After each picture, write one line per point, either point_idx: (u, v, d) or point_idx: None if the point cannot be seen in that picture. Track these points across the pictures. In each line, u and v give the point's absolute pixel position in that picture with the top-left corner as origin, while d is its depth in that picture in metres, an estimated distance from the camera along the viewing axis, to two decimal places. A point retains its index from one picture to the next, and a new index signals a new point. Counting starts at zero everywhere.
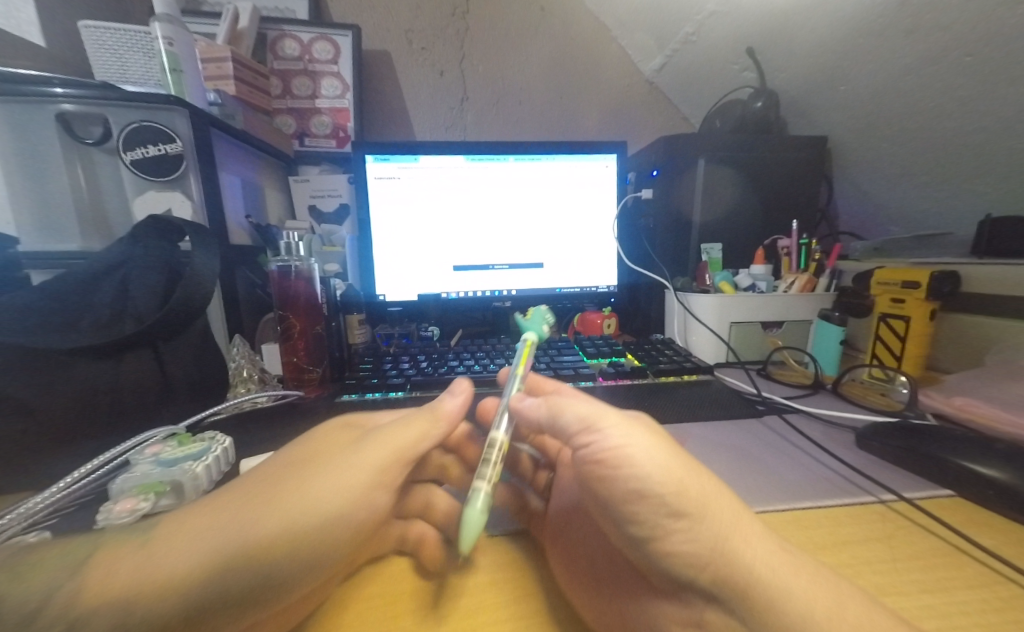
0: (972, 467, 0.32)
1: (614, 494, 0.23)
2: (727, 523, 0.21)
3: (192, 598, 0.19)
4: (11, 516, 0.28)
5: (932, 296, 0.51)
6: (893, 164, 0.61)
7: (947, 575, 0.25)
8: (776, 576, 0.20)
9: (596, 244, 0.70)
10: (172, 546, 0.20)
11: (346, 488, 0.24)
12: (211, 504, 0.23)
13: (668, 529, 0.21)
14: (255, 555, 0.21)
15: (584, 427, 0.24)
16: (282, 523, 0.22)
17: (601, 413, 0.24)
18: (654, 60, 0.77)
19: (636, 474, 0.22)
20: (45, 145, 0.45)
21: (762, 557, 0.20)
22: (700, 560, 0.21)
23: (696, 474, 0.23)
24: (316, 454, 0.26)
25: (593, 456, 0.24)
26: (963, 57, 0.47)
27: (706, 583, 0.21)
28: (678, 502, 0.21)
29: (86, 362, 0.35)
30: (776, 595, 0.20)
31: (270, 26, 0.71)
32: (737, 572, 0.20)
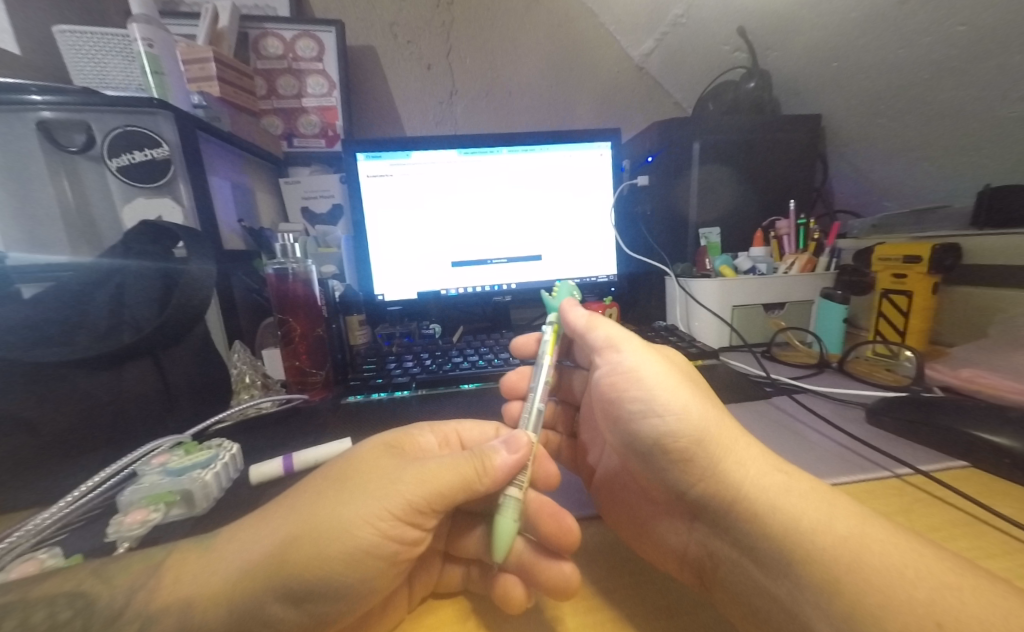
0: (985, 436, 0.32)
1: (624, 409, 0.29)
2: (722, 445, 0.25)
3: (236, 608, 0.22)
4: (19, 533, 0.27)
5: (934, 270, 0.51)
6: (889, 139, 0.61)
7: (968, 544, 0.25)
8: (764, 492, 0.23)
9: (594, 233, 0.70)
10: (228, 551, 0.24)
11: (373, 518, 0.24)
12: (257, 519, 0.25)
13: (666, 447, 0.26)
14: (288, 572, 0.23)
15: (608, 347, 0.31)
16: (308, 550, 0.23)
17: (622, 338, 0.31)
18: (644, 45, 0.77)
19: (641, 392, 0.28)
20: (26, 155, 0.43)
21: (751, 474, 0.24)
22: (695, 475, 0.25)
23: (694, 398, 0.27)
24: (352, 474, 0.26)
25: (612, 371, 0.30)
26: (956, 26, 0.46)
27: (699, 495, 0.25)
28: (677, 424, 0.26)
29: (85, 375, 0.34)
30: (762, 506, 0.23)
31: (250, 25, 0.69)
32: (724, 485, 0.24)
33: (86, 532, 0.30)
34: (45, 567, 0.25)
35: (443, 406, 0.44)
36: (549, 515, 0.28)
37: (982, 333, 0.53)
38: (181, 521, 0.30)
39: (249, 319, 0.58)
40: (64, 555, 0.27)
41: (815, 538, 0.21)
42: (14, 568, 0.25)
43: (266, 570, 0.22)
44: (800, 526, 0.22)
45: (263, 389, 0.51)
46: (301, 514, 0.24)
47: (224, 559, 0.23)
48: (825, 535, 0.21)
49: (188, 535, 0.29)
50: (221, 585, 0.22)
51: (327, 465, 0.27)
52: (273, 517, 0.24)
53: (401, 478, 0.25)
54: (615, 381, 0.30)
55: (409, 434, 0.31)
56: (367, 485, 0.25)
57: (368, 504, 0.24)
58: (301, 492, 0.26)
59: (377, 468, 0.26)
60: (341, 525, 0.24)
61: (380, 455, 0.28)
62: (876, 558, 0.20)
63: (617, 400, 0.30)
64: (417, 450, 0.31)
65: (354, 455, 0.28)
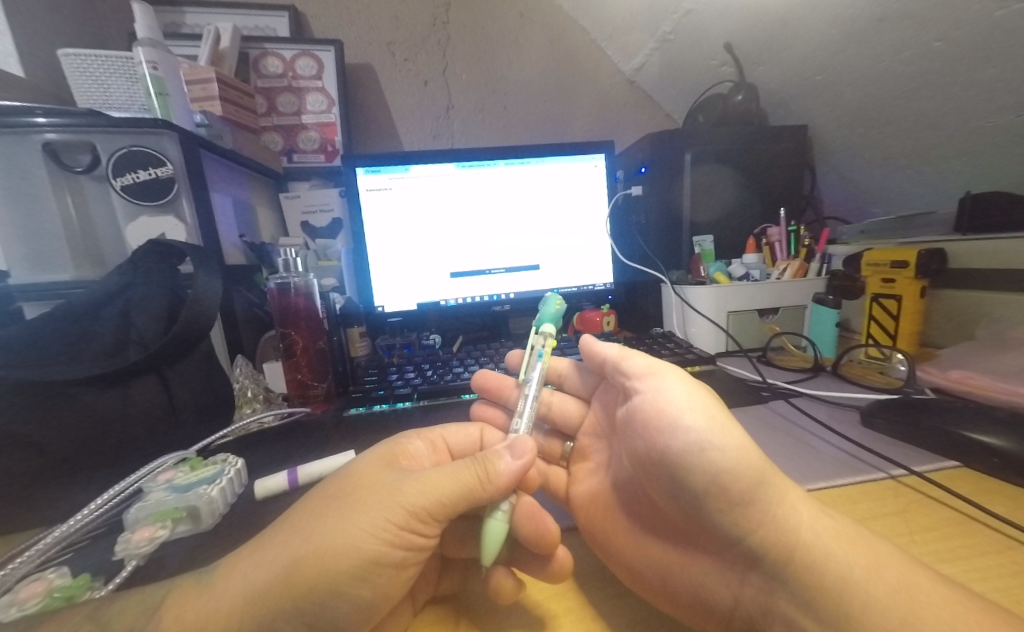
0: (975, 436, 0.33)
1: (663, 442, 0.26)
2: (776, 491, 0.23)
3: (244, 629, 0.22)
4: (26, 553, 0.27)
5: (921, 274, 0.52)
6: (875, 148, 0.63)
7: (963, 544, 0.26)
8: (821, 541, 0.22)
9: (590, 243, 0.71)
10: (230, 582, 0.23)
11: (375, 528, 0.25)
12: (262, 540, 0.24)
13: (724, 489, 0.23)
14: (289, 591, 0.23)
15: (647, 378, 0.30)
16: (321, 566, 0.23)
17: (664, 370, 0.29)
18: (634, 60, 0.79)
19: (691, 427, 0.25)
20: (32, 177, 0.44)
21: (811, 526, 0.23)
22: (755, 522, 0.23)
23: (752, 440, 0.25)
24: (350, 491, 0.26)
25: (654, 402, 0.28)
26: (932, 41, 0.48)
27: (760, 542, 0.22)
28: (738, 462, 0.23)
29: (92, 392, 0.34)
30: (819, 558, 0.22)
31: (251, 45, 0.71)
32: (786, 534, 0.22)
33: (91, 552, 0.30)
34: (53, 587, 0.26)
35: (446, 417, 0.44)
36: (529, 516, 0.29)
37: (972, 335, 0.54)
38: (186, 537, 0.30)
39: (250, 333, 0.58)
40: (72, 574, 0.27)
41: (869, 589, 0.21)
42: (22, 588, 0.25)
43: (262, 593, 0.22)
44: (853, 577, 0.21)
45: (265, 403, 0.51)
46: (311, 528, 0.24)
47: (232, 584, 0.23)
48: (875, 584, 0.21)
49: (193, 554, 0.29)
50: (236, 607, 0.22)
51: (320, 484, 0.27)
52: (277, 536, 0.24)
53: (396, 493, 0.26)
54: (652, 414, 0.27)
55: (398, 441, 0.31)
56: (366, 499, 0.25)
57: (374, 516, 0.25)
58: (301, 509, 0.26)
59: (376, 481, 0.27)
60: (349, 537, 0.24)
61: (374, 468, 0.28)
62: (926, 609, 0.20)
63: (662, 436, 0.26)
64: (410, 460, 0.31)
65: (349, 471, 0.28)
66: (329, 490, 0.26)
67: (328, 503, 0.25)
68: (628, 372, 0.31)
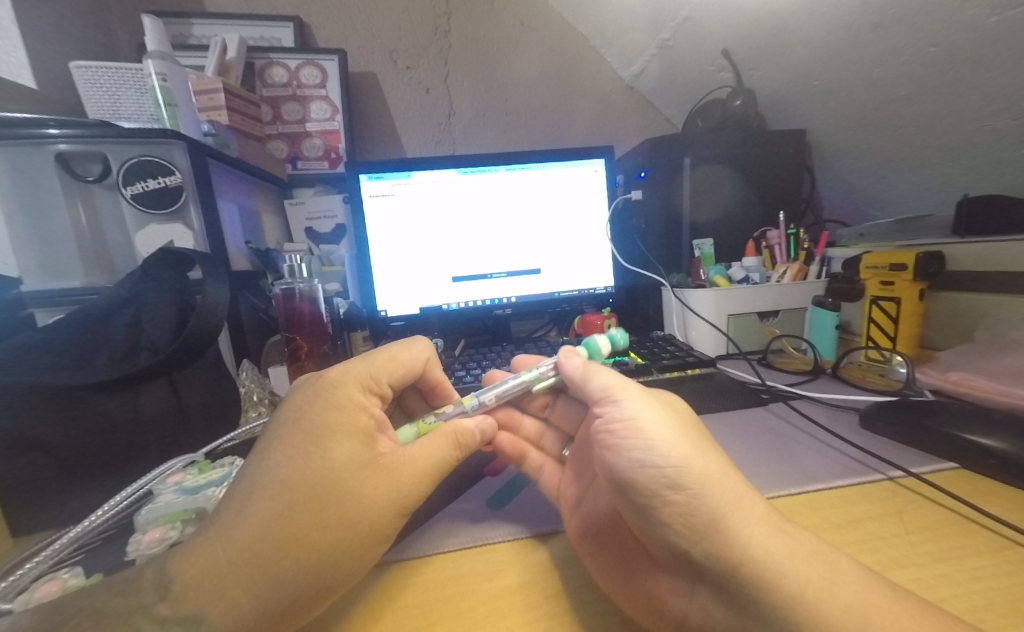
0: (973, 438, 0.33)
1: (615, 459, 0.26)
2: (724, 502, 0.23)
3: (264, 604, 0.23)
4: (42, 553, 0.28)
5: (920, 277, 0.52)
6: (873, 151, 0.64)
7: (959, 544, 0.26)
8: (771, 556, 0.21)
9: (591, 248, 0.72)
10: (239, 569, 0.24)
11: (385, 502, 0.28)
12: (247, 533, 0.25)
13: (666, 501, 0.23)
14: (313, 568, 0.25)
15: (604, 397, 0.29)
16: (343, 538, 0.26)
17: (622, 387, 0.29)
18: (633, 66, 0.80)
19: (634, 445, 0.25)
20: (45, 187, 0.45)
21: (759, 539, 0.21)
22: (697, 533, 0.22)
23: (699, 452, 0.24)
24: (345, 478, 0.27)
25: (608, 420, 0.28)
26: (927, 47, 0.49)
27: (702, 555, 0.22)
28: (676, 474, 0.23)
29: (103, 398, 0.35)
30: (770, 575, 0.21)
31: (257, 55, 0.72)
32: (727, 547, 0.22)
33: (103, 553, 0.30)
34: (68, 586, 0.26)
35: None
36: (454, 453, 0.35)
37: (971, 337, 0.54)
38: None
39: (256, 337, 0.59)
40: (86, 574, 0.27)
41: (824, 608, 0.20)
42: (37, 588, 0.26)
43: (284, 573, 0.24)
44: (808, 595, 0.20)
45: (270, 406, 0.52)
46: (315, 520, 0.26)
47: (241, 573, 0.24)
48: (830, 604, 0.20)
49: None
50: (252, 591, 0.23)
51: (289, 467, 0.27)
52: (276, 524, 0.25)
53: (399, 474, 0.29)
54: (605, 431, 0.28)
55: (352, 411, 0.31)
56: (370, 479, 0.28)
57: (378, 503, 0.27)
58: (287, 499, 0.26)
59: (362, 470, 0.28)
60: (361, 524, 0.26)
61: (353, 451, 0.29)
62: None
63: (612, 452, 0.27)
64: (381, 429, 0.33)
65: (321, 454, 0.28)
66: (325, 477, 0.27)
67: (333, 489, 0.27)
68: (589, 392, 0.31)
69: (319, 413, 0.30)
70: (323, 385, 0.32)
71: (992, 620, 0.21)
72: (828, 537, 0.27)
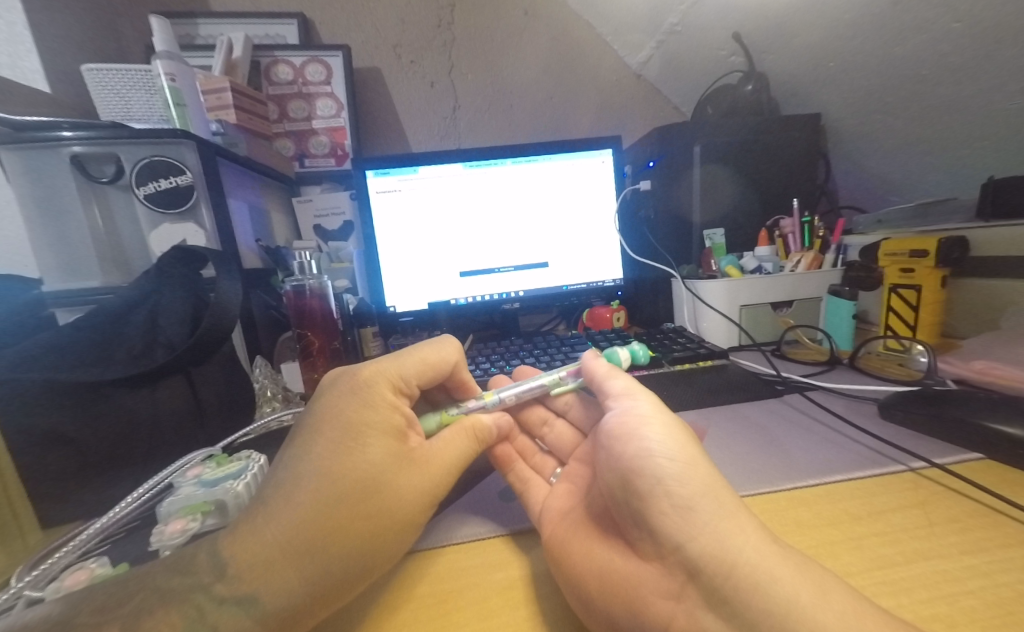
0: (999, 428, 0.32)
1: (621, 450, 0.26)
2: (723, 507, 0.22)
3: (312, 592, 0.23)
4: (69, 544, 0.29)
5: (942, 263, 0.51)
6: (891, 135, 0.62)
7: (985, 535, 0.25)
8: (765, 561, 0.20)
9: (601, 240, 0.71)
10: (285, 557, 0.24)
11: (421, 493, 0.28)
12: (293, 522, 0.25)
13: (667, 492, 0.23)
14: (357, 555, 0.25)
15: (625, 394, 0.31)
16: (383, 528, 0.26)
17: (645, 390, 0.30)
18: (640, 53, 0.78)
19: (647, 437, 0.25)
20: (61, 189, 0.46)
21: (755, 545, 0.21)
22: (695, 529, 0.22)
23: (706, 460, 0.25)
24: (383, 470, 0.28)
25: (623, 414, 0.28)
26: (951, 23, 0.47)
27: (698, 553, 0.21)
28: (680, 470, 0.24)
29: (124, 392, 0.35)
30: (762, 579, 0.20)
31: (262, 53, 0.72)
32: (722, 547, 0.21)
33: (127, 544, 0.31)
34: (96, 575, 0.27)
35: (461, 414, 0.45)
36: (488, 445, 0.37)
37: (996, 324, 0.53)
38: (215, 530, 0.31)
39: (268, 334, 0.60)
40: (111, 564, 0.28)
41: (818, 614, 0.18)
42: (66, 577, 0.27)
43: (332, 560, 0.24)
44: (801, 601, 0.19)
45: (284, 402, 0.52)
46: (358, 509, 0.26)
47: (289, 560, 0.24)
48: (825, 613, 0.18)
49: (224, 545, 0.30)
50: (301, 578, 0.23)
51: (331, 459, 0.27)
52: (320, 514, 0.25)
53: (432, 468, 0.30)
54: (617, 425, 0.27)
55: (385, 409, 0.31)
56: (406, 471, 0.29)
57: (413, 496, 0.28)
58: (333, 489, 0.26)
59: (399, 464, 0.29)
60: (399, 515, 0.27)
61: (388, 446, 0.29)
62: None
63: (621, 443, 0.26)
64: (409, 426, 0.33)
65: (358, 447, 0.28)
66: (366, 469, 0.28)
67: (373, 481, 0.27)
68: (608, 390, 0.32)
69: (356, 409, 0.30)
70: (355, 384, 0.32)
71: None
72: (848, 529, 0.26)
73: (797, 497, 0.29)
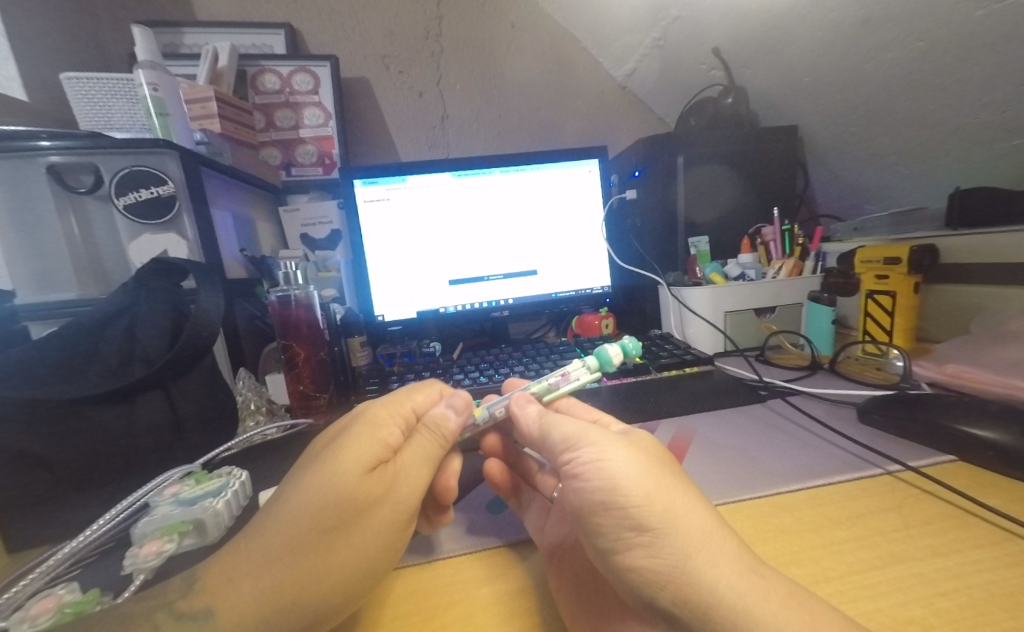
0: (971, 430, 0.33)
1: (580, 504, 0.25)
2: (692, 542, 0.21)
3: (274, 613, 0.23)
4: (36, 570, 0.28)
5: (914, 270, 0.53)
6: (865, 147, 0.64)
7: (958, 537, 0.26)
8: (741, 602, 0.20)
9: (588, 248, 0.72)
10: (251, 577, 0.24)
11: (397, 513, 0.28)
12: (263, 540, 0.25)
13: (631, 543, 0.23)
14: (325, 577, 0.24)
15: (566, 446, 0.27)
16: (353, 551, 0.25)
17: (585, 432, 0.27)
18: (625, 66, 0.80)
19: (598, 489, 0.24)
20: (37, 199, 0.45)
21: (727, 581, 0.20)
22: (660, 578, 0.21)
23: (665, 489, 0.23)
24: (359, 491, 0.27)
25: (574, 466, 0.26)
26: (916, 42, 0.49)
27: (671, 603, 0.21)
28: (640, 516, 0.22)
29: (98, 409, 0.35)
30: (738, 619, 0.19)
31: (248, 63, 0.72)
32: (696, 594, 0.20)
33: (100, 568, 0.30)
34: (64, 602, 0.26)
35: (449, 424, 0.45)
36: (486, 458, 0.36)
37: (967, 328, 0.54)
38: (194, 551, 0.31)
39: (252, 344, 0.59)
40: (83, 589, 0.27)
41: None
42: (33, 605, 0.26)
43: (297, 583, 0.24)
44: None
45: (268, 414, 0.51)
46: (329, 530, 0.25)
47: (254, 581, 0.24)
48: None
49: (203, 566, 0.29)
50: (263, 600, 0.23)
51: (308, 476, 0.27)
52: (289, 534, 0.25)
53: (412, 486, 0.29)
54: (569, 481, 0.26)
55: (370, 423, 0.31)
56: (384, 490, 0.27)
57: (389, 514, 0.27)
58: (305, 508, 0.25)
59: (377, 481, 0.28)
60: (371, 537, 0.26)
61: (367, 461, 0.28)
62: None
63: (574, 496, 0.26)
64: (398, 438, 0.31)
65: (335, 462, 0.28)
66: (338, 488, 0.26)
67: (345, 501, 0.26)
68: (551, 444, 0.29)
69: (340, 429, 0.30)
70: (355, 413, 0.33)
71: (994, 613, 0.21)
72: (828, 533, 0.27)
73: (780, 502, 0.30)
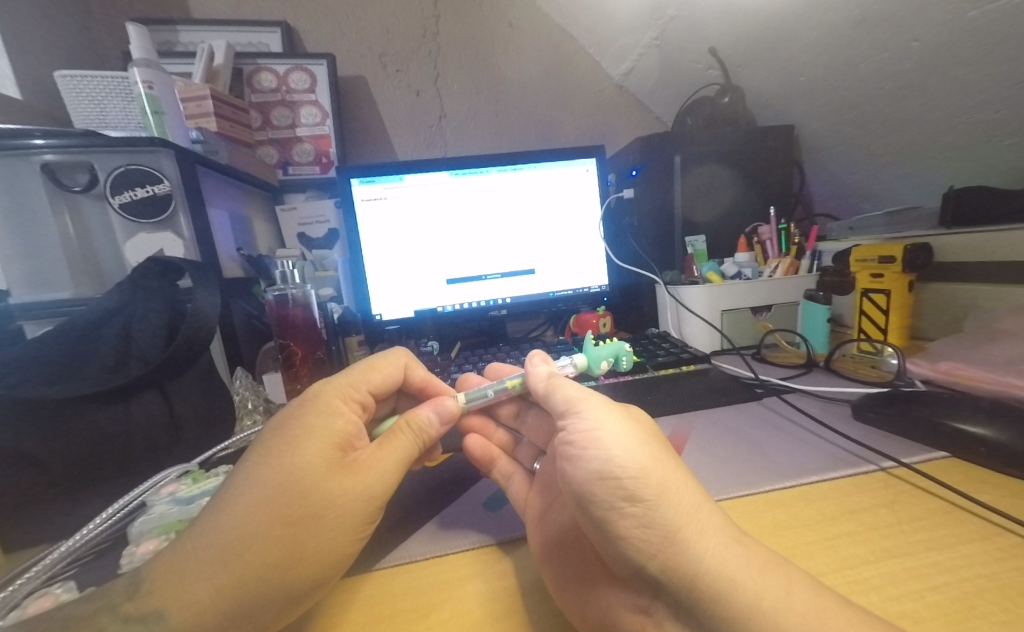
0: (963, 427, 0.34)
1: (576, 473, 0.25)
2: (682, 513, 0.22)
3: (232, 605, 0.23)
4: (32, 569, 0.28)
5: (909, 268, 0.53)
6: (861, 146, 0.65)
7: (950, 531, 0.27)
8: (726, 569, 0.20)
9: (585, 247, 0.72)
10: (206, 571, 0.24)
11: (357, 502, 0.27)
12: (219, 534, 0.24)
13: (622, 512, 0.22)
14: (283, 567, 0.24)
15: (567, 409, 0.28)
16: (312, 541, 0.26)
17: (585, 401, 0.27)
18: (623, 66, 0.80)
19: (595, 456, 0.24)
20: (29, 198, 0.45)
21: (714, 552, 0.20)
22: (651, 548, 0.21)
23: (660, 463, 0.24)
24: (317, 481, 0.27)
25: (568, 434, 0.27)
26: (910, 41, 0.49)
27: (659, 573, 0.21)
28: (634, 487, 0.22)
29: (94, 408, 0.34)
30: (725, 587, 0.20)
31: (245, 61, 0.72)
32: (683, 563, 0.21)
33: (97, 567, 0.30)
34: (62, 600, 0.26)
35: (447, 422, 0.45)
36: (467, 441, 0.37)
37: (961, 327, 0.55)
38: None
39: (250, 344, 0.59)
40: (80, 588, 0.27)
41: (781, 619, 0.18)
42: (29, 603, 0.26)
43: (252, 576, 0.24)
44: (764, 605, 0.19)
45: (266, 413, 0.51)
46: (287, 520, 0.25)
47: (209, 574, 0.23)
48: (787, 613, 0.19)
49: None
50: (217, 594, 0.23)
51: (261, 466, 0.27)
52: (244, 527, 0.25)
53: (373, 474, 0.29)
54: (564, 447, 0.27)
55: (328, 412, 0.31)
56: (343, 479, 0.28)
57: (350, 502, 0.27)
58: (261, 500, 0.26)
59: (336, 470, 0.28)
60: (329, 527, 0.26)
61: (325, 452, 0.28)
62: None
63: (570, 465, 0.26)
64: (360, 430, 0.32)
65: (291, 452, 0.28)
66: (296, 480, 0.26)
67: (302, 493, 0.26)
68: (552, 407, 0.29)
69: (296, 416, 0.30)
70: (306, 396, 0.32)
71: (984, 606, 0.21)
72: (822, 529, 0.27)
73: (775, 499, 0.30)
